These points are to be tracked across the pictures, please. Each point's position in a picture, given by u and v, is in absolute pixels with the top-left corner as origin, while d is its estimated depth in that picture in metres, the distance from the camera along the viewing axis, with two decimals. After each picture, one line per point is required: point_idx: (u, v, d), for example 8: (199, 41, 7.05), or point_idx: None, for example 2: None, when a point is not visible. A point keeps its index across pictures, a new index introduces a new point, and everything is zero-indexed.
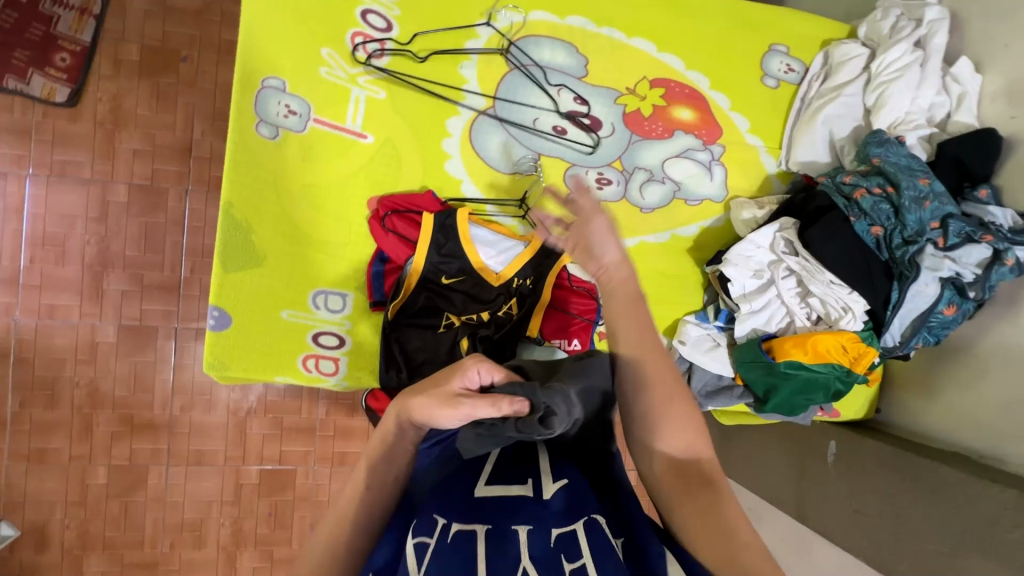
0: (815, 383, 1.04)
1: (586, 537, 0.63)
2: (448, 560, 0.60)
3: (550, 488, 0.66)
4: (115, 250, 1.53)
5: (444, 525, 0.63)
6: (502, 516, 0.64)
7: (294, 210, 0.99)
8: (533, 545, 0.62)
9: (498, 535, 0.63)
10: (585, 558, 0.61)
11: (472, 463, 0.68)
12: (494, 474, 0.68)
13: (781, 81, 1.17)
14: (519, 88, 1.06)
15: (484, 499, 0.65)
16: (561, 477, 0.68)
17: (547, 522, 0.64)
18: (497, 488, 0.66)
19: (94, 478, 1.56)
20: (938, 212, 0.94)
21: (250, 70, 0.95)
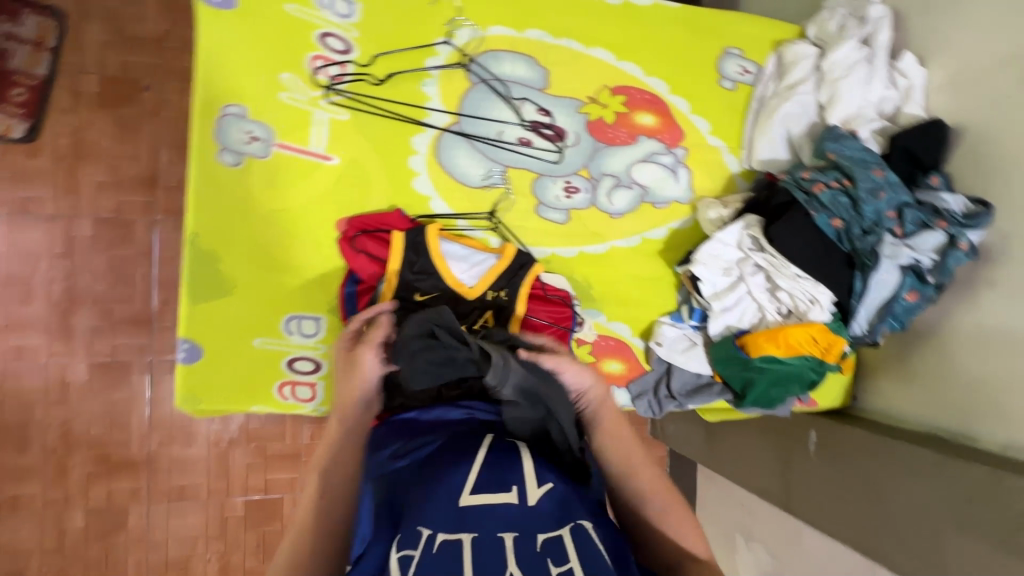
0: (791, 376, 1.06)
1: (570, 541, 0.65)
2: (435, 563, 0.61)
3: (535, 492, 0.71)
4: (83, 285, 1.50)
5: (431, 536, 0.64)
6: (489, 522, 0.66)
7: (261, 237, 0.98)
8: (520, 550, 0.64)
9: (486, 541, 0.64)
10: (572, 563, 0.63)
11: (459, 475, 0.72)
12: (480, 483, 0.71)
13: (738, 83, 1.20)
14: (482, 103, 1.07)
15: (472, 507, 0.68)
16: (545, 482, 0.73)
17: (532, 527, 0.67)
18: (483, 496, 0.69)
19: (72, 522, 1.51)
20: (893, 202, 0.98)
21: (210, 98, 0.94)
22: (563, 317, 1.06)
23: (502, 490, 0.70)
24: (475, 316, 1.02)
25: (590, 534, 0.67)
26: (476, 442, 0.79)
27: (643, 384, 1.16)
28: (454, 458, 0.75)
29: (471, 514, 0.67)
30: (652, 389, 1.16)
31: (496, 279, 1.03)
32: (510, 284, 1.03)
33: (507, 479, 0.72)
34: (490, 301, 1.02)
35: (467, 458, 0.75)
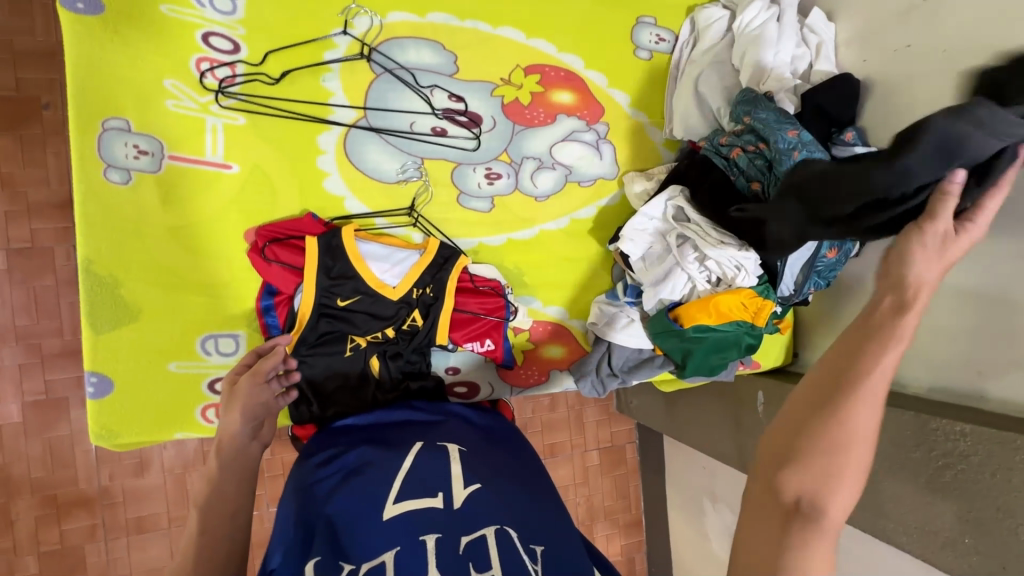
0: (726, 341, 1.07)
1: (494, 544, 0.63)
2: None
3: (459, 495, 0.70)
4: (3, 322, 1.41)
5: (351, 569, 0.60)
6: (411, 531, 0.64)
7: (163, 257, 0.92)
8: (441, 555, 0.62)
9: (407, 551, 0.62)
10: (493, 570, 0.60)
11: (383, 485, 0.70)
12: (403, 492, 0.70)
13: (654, 52, 1.18)
14: (389, 94, 1.02)
15: (393, 518, 0.66)
16: (471, 484, 0.72)
17: (456, 531, 0.65)
18: (408, 503, 0.68)
19: (25, 569, 1.44)
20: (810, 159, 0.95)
21: (86, 113, 0.88)
22: (495, 308, 1.04)
23: (427, 496, 0.69)
24: (403, 314, 0.99)
25: (514, 539, 0.65)
26: (403, 451, 0.77)
27: (585, 366, 1.13)
28: (379, 467, 0.73)
29: (391, 524, 0.65)
30: (594, 368, 1.13)
31: (421, 275, 1.00)
32: (436, 280, 1.01)
33: (433, 484, 0.71)
34: (416, 300, 1.00)
35: (393, 467, 0.73)
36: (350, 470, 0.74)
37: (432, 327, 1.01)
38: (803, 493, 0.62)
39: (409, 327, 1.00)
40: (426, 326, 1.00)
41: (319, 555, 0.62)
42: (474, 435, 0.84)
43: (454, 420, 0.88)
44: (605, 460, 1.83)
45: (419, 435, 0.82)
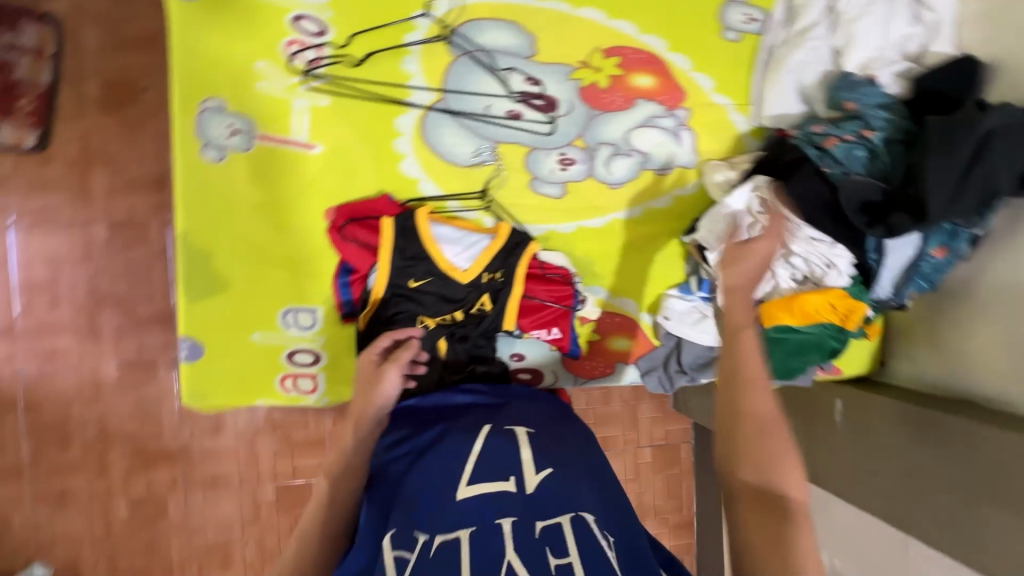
0: (809, 344, 1.01)
1: (570, 531, 0.63)
2: (433, 563, 0.60)
3: (532, 481, 0.69)
4: (105, 287, 1.54)
5: (427, 540, 0.63)
6: (484, 514, 0.65)
7: (251, 231, 0.97)
8: (518, 538, 0.62)
9: (481, 533, 0.63)
10: (571, 557, 0.60)
11: (455, 466, 0.72)
12: (475, 475, 0.71)
13: (743, 33, 1.09)
14: (467, 76, 1.02)
15: (466, 501, 0.67)
16: (543, 468, 0.72)
17: (530, 516, 0.65)
18: (481, 486, 0.69)
19: (117, 512, 1.59)
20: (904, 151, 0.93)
21: (188, 93, 0.93)
22: (563, 296, 1.04)
23: (499, 480, 0.70)
24: (473, 297, 1.00)
25: (591, 526, 0.63)
26: (474, 433, 0.78)
27: (652, 359, 1.13)
28: (451, 448, 0.75)
29: (465, 507, 0.66)
30: (661, 364, 1.13)
31: (490, 260, 1.00)
32: (506, 265, 1.01)
33: (505, 468, 0.71)
34: (485, 284, 1.00)
35: (464, 447, 0.75)
36: (426, 449, 0.78)
37: (501, 312, 1.02)
38: (755, 482, 0.64)
39: (477, 311, 1.01)
40: (495, 311, 1.01)
41: (396, 527, 0.66)
42: (541, 417, 0.85)
43: (524, 401, 0.89)
44: (658, 457, 1.79)
45: (488, 417, 0.82)
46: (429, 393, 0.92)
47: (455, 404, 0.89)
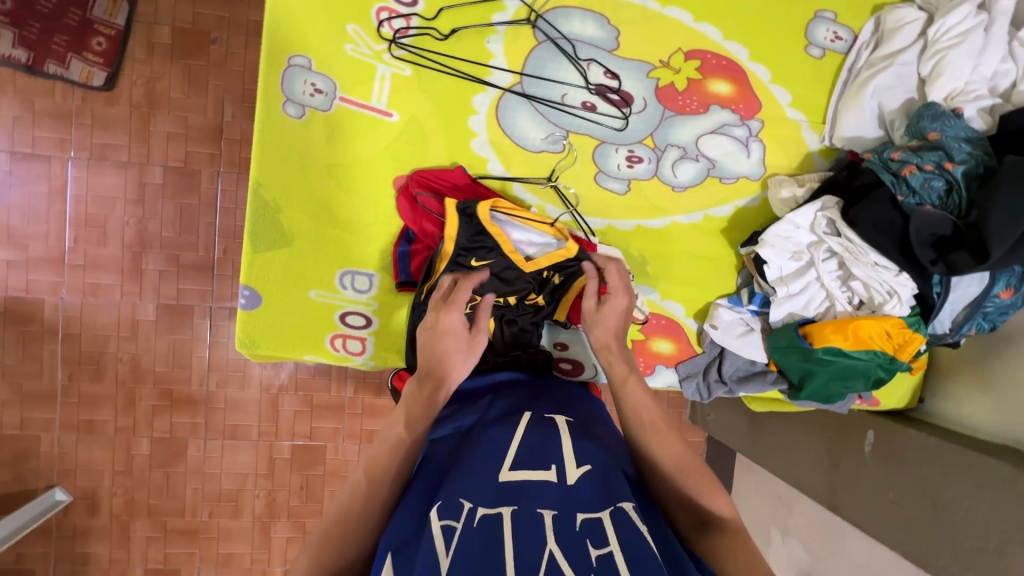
0: (854, 370, 0.99)
1: (611, 524, 0.63)
2: (476, 536, 0.60)
3: (573, 473, 0.70)
4: (153, 231, 1.58)
5: (470, 508, 0.64)
6: (527, 498, 0.65)
7: (320, 190, 0.99)
8: (560, 531, 0.61)
9: (525, 514, 0.63)
10: (612, 546, 0.60)
11: (496, 455, 0.73)
12: (517, 462, 0.71)
13: (827, 50, 1.08)
14: (547, 62, 1.02)
15: (510, 482, 0.68)
16: (583, 464, 0.72)
17: (570, 508, 0.65)
18: (523, 473, 0.69)
19: (138, 449, 1.63)
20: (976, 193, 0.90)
21: (277, 48, 0.94)
22: None
23: (541, 469, 0.70)
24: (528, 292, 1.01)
25: (632, 517, 0.63)
26: (514, 422, 0.80)
27: (692, 365, 1.12)
28: (493, 441, 0.76)
29: (509, 487, 0.67)
30: (701, 371, 1.12)
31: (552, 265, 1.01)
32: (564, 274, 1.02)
33: (545, 458, 0.72)
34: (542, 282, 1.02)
35: (506, 436, 0.76)
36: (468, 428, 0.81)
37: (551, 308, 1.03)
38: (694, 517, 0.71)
39: (530, 303, 1.02)
40: (546, 306, 1.03)
41: (443, 500, 0.66)
42: (570, 409, 0.86)
43: (560, 393, 0.91)
44: None
45: (528, 404, 0.85)
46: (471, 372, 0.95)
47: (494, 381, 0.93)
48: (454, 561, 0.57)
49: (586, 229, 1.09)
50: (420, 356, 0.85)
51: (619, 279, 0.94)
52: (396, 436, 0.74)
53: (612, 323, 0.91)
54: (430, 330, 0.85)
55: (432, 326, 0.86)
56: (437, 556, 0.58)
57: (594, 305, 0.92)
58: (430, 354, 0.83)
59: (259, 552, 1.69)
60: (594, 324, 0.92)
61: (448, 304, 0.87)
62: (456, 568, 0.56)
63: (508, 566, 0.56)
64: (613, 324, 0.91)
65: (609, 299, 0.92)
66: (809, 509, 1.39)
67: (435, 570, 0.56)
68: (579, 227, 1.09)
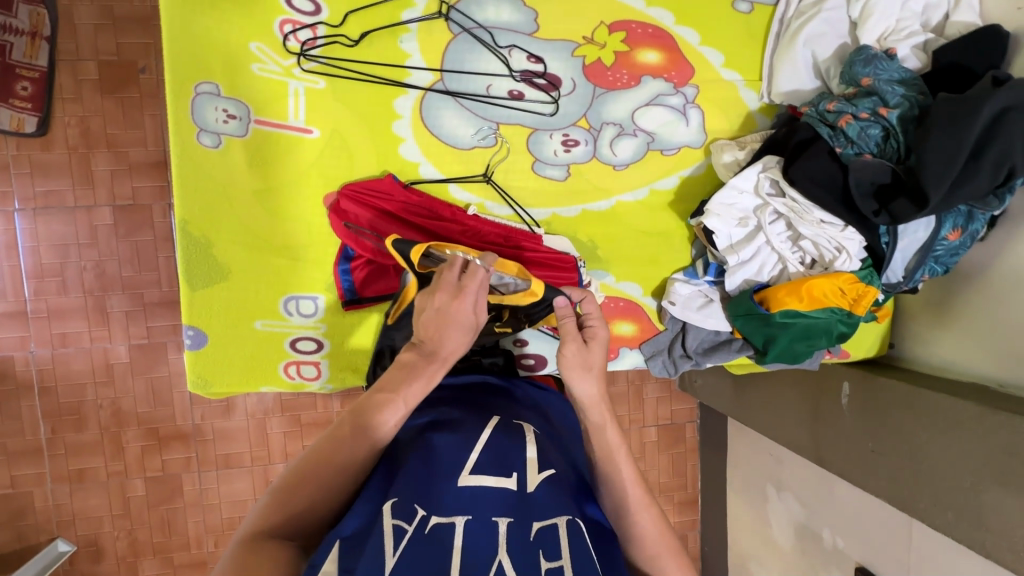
0: (815, 329, 0.98)
1: (565, 535, 0.61)
2: (427, 546, 0.57)
3: (534, 479, 0.67)
4: (112, 273, 1.55)
5: (424, 516, 0.61)
6: (485, 506, 0.63)
7: (249, 219, 0.96)
8: (512, 540, 0.60)
9: (480, 525, 0.61)
10: (563, 561, 0.59)
11: (461, 452, 0.69)
12: (480, 465, 0.67)
13: (755, 4, 1.05)
14: (466, 55, 0.98)
15: (470, 488, 0.64)
16: (546, 468, 0.69)
17: (528, 516, 0.63)
18: (483, 478, 0.66)
19: (134, 491, 1.63)
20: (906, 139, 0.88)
21: (182, 78, 0.91)
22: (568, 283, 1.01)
23: (503, 476, 0.67)
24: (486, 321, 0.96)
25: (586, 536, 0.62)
26: (482, 423, 0.76)
27: (656, 344, 1.12)
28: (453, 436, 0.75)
29: (468, 495, 0.64)
30: (666, 349, 1.12)
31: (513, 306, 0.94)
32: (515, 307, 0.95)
33: (508, 463, 0.68)
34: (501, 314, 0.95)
35: (471, 436, 0.72)
36: (428, 424, 0.75)
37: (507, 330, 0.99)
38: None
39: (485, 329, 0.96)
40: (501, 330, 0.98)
41: (398, 496, 0.62)
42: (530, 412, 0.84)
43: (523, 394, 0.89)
44: (663, 437, 1.80)
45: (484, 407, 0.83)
46: None
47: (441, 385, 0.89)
48: (399, 565, 0.55)
49: (530, 221, 1.07)
50: (418, 329, 0.79)
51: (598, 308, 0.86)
52: (383, 398, 0.72)
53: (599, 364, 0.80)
54: (433, 311, 0.78)
55: (438, 310, 0.77)
56: (383, 556, 0.56)
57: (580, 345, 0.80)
58: (428, 330, 0.78)
59: None
60: (581, 369, 0.78)
61: (459, 289, 0.79)
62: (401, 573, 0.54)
63: (453, 568, 0.56)
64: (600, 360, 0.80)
65: (593, 335, 0.82)
66: (799, 464, 1.40)
67: (379, 571, 0.54)
68: (523, 220, 1.06)
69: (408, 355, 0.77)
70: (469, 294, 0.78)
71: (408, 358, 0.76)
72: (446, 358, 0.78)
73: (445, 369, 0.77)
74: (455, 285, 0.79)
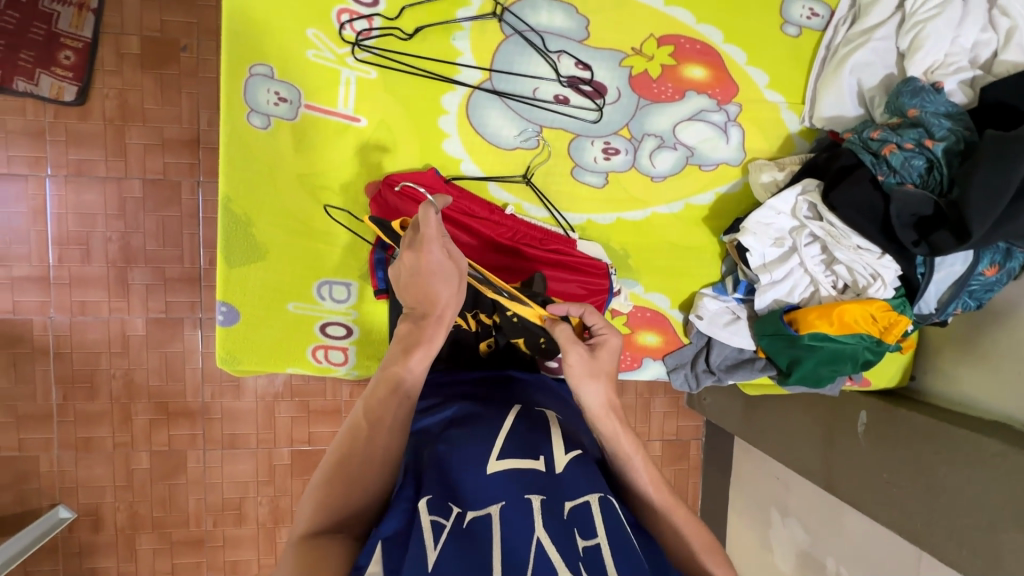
0: (842, 354, 0.99)
1: (598, 512, 0.62)
2: (466, 538, 0.57)
3: (562, 461, 0.68)
4: (137, 245, 1.56)
5: (459, 512, 0.61)
6: (516, 488, 0.63)
7: (291, 201, 0.97)
8: (547, 518, 0.60)
9: (514, 508, 0.61)
10: (599, 538, 0.59)
11: (485, 440, 0.69)
12: (507, 451, 0.68)
13: (803, 28, 1.05)
14: (517, 56, 0.99)
15: (499, 475, 0.64)
16: (572, 450, 0.71)
17: (558, 496, 0.64)
18: (512, 462, 0.66)
19: (138, 464, 1.63)
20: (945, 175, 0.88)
21: (237, 57, 0.92)
22: (599, 289, 1.02)
23: (529, 458, 0.67)
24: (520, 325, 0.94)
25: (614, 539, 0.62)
26: (503, 411, 0.75)
27: (680, 357, 1.12)
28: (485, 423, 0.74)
29: (496, 483, 0.64)
30: (689, 362, 1.13)
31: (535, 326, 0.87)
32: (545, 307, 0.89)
33: (534, 446, 0.69)
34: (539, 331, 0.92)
35: (494, 424, 0.72)
36: (450, 419, 0.74)
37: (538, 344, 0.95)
38: None
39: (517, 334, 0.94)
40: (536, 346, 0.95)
41: (430, 493, 0.61)
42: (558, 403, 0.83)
43: (538, 382, 0.87)
44: (667, 452, 1.79)
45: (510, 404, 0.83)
46: (438, 370, 0.88)
47: (460, 378, 0.85)
48: (442, 559, 0.54)
49: (565, 225, 1.08)
50: (405, 294, 0.77)
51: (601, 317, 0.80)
52: (395, 376, 0.70)
53: (609, 371, 0.76)
54: (408, 275, 0.75)
55: (413, 273, 0.75)
56: (425, 551, 0.55)
57: (586, 354, 0.75)
58: (414, 294, 0.76)
59: (264, 557, 1.70)
60: (588, 377, 0.74)
61: (421, 244, 0.74)
62: (444, 565, 0.54)
63: (496, 566, 0.55)
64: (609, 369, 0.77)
65: (602, 341, 0.78)
66: (808, 490, 1.39)
67: (423, 567, 0.53)
68: (558, 223, 1.07)
69: (404, 325, 0.75)
70: (431, 244, 0.74)
71: (403, 328, 0.74)
72: (441, 315, 0.75)
73: (442, 327, 0.74)
74: (416, 239, 0.75)
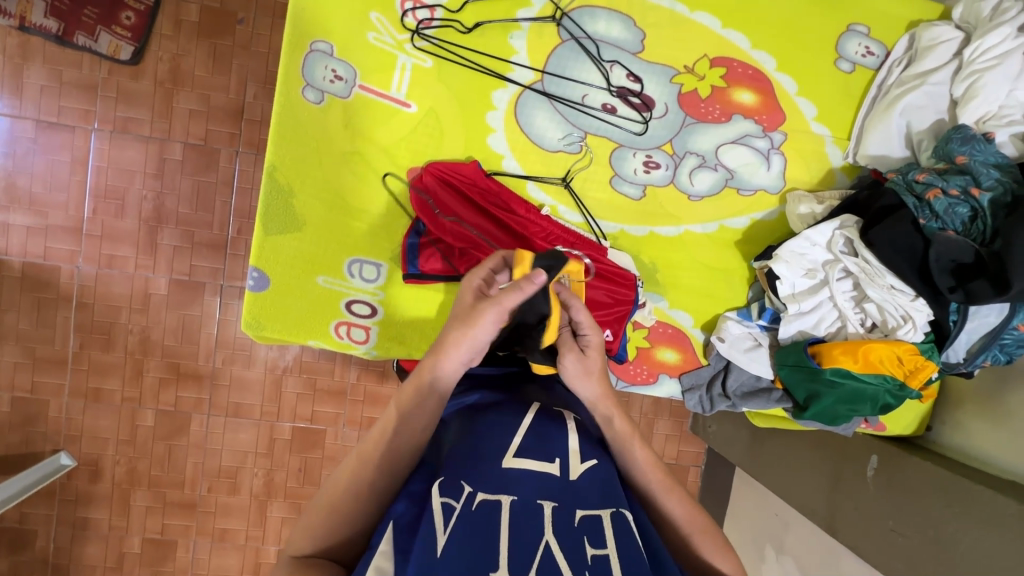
0: (863, 394, 0.97)
1: (609, 525, 0.62)
2: (475, 524, 0.58)
3: (577, 469, 0.68)
4: (170, 206, 1.59)
5: (471, 492, 0.61)
6: (529, 488, 0.63)
7: (335, 176, 1.00)
8: (559, 523, 0.60)
9: (525, 506, 0.61)
10: (609, 550, 0.59)
11: (504, 435, 0.69)
12: (523, 448, 0.68)
13: (857, 65, 1.06)
14: (570, 62, 1.01)
15: (513, 471, 0.65)
16: (588, 459, 0.70)
17: (571, 503, 0.63)
18: (526, 461, 0.66)
19: (143, 421, 1.65)
20: (986, 227, 0.87)
21: (300, 31, 0.94)
22: (625, 300, 1.02)
23: (545, 461, 0.67)
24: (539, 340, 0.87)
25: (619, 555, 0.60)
26: (523, 407, 0.75)
27: (696, 377, 1.12)
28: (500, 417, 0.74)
29: (510, 477, 0.64)
30: (705, 384, 1.12)
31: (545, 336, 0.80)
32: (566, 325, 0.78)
33: (551, 449, 0.69)
34: None
35: (513, 419, 0.72)
36: (473, 406, 0.75)
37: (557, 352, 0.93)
38: None
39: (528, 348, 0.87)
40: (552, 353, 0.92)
41: (444, 477, 0.62)
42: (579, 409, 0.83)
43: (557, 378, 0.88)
44: None
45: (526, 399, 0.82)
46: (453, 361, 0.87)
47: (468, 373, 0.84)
48: (450, 544, 0.56)
49: (598, 232, 1.09)
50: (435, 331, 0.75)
51: (588, 314, 0.77)
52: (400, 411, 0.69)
53: (600, 369, 0.77)
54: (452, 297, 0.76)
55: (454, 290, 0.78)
56: (434, 535, 0.57)
57: (574, 355, 0.77)
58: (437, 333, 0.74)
59: (253, 530, 1.70)
60: (580, 377, 0.76)
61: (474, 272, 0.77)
62: (450, 552, 0.55)
63: (500, 563, 0.55)
64: (597, 368, 0.77)
65: (588, 341, 0.77)
66: (807, 531, 1.36)
67: (431, 551, 0.55)
68: (592, 230, 1.08)
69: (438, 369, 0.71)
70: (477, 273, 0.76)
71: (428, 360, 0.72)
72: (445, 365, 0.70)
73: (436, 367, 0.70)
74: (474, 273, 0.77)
